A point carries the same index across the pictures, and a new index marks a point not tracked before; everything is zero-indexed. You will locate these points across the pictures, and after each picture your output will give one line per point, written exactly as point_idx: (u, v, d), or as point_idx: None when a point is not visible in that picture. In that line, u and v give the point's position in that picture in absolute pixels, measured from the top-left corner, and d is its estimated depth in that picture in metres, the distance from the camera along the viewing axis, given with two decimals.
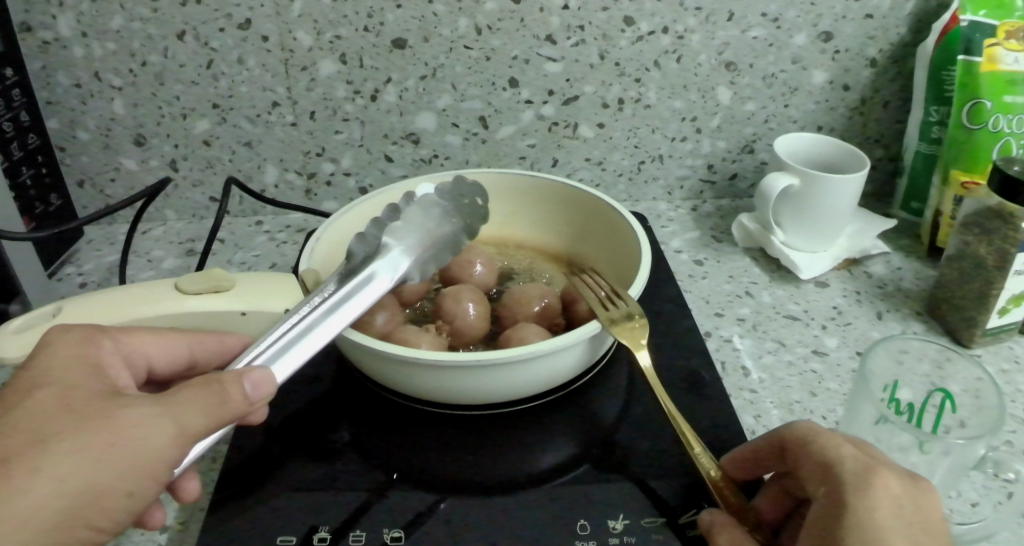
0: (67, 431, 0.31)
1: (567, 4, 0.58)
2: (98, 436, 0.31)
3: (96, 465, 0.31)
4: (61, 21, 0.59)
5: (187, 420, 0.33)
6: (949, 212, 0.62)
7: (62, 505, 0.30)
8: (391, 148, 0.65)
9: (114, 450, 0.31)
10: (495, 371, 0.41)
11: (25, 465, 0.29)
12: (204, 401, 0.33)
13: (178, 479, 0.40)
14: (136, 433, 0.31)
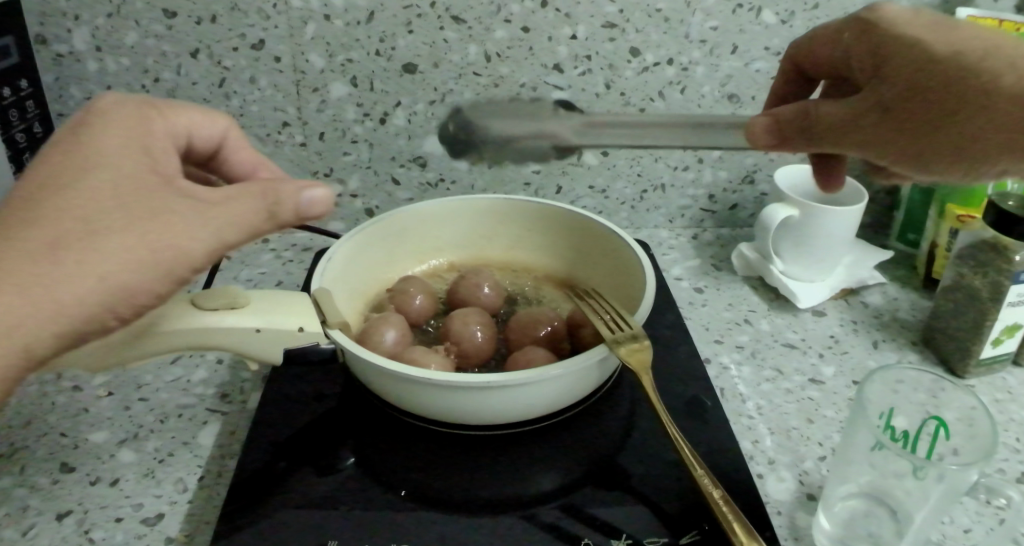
0: (57, 167, 0.33)
1: (575, 33, 0.60)
2: (63, 172, 0.33)
3: (103, 249, 0.31)
4: (76, 35, 0.60)
5: (218, 216, 0.34)
6: (944, 244, 0.63)
7: (117, 207, 0.32)
8: (397, 171, 0.66)
9: (162, 216, 0.33)
10: (497, 391, 0.43)
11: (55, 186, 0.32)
12: (120, 138, 0.35)
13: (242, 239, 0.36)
14: (196, 205, 0.34)
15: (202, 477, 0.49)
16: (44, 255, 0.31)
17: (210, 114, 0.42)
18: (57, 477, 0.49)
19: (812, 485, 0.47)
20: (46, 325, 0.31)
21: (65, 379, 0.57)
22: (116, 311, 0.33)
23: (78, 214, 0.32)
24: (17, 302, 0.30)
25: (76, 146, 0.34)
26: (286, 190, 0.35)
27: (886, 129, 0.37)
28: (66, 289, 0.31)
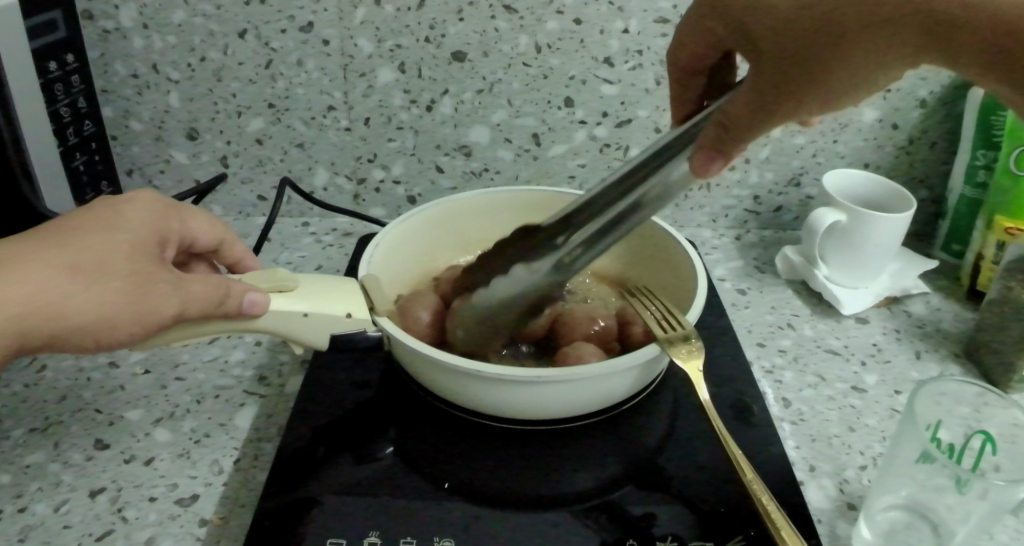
0: (87, 223, 0.40)
1: (626, 27, 0.59)
2: (96, 233, 0.39)
3: (96, 293, 0.36)
4: (124, 12, 0.60)
5: (183, 286, 0.39)
6: (991, 256, 0.62)
7: (127, 266, 0.38)
8: (442, 159, 0.66)
9: (162, 282, 0.38)
10: (542, 386, 0.42)
11: (89, 239, 0.38)
12: (147, 222, 0.42)
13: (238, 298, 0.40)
14: (185, 279, 0.39)
15: (238, 459, 0.48)
16: (65, 274, 0.36)
17: (213, 225, 0.49)
18: (92, 453, 0.49)
19: (853, 495, 0.46)
20: (24, 324, 0.35)
21: (102, 355, 0.57)
22: (34, 338, 0.36)
23: (98, 257, 0.38)
24: (17, 301, 0.35)
25: (113, 211, 0.41)
26: (236, 289, 0.40)
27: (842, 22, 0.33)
28: (60, 303, 0.36)
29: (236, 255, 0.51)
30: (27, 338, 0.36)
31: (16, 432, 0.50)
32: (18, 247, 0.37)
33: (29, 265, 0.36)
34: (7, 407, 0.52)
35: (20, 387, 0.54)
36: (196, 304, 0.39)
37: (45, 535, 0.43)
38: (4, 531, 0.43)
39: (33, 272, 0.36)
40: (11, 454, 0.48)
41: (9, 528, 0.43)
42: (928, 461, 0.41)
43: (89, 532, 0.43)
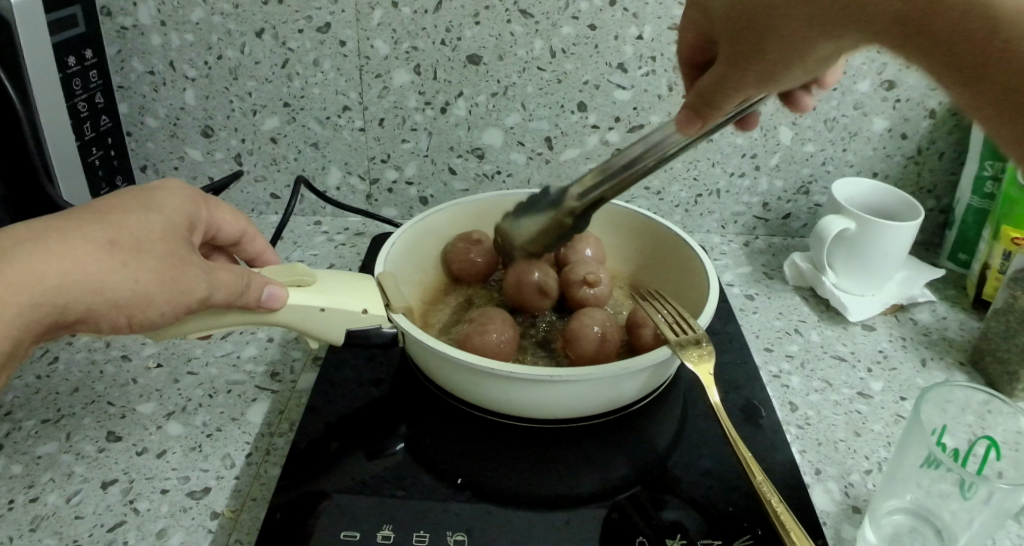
0: (118, 202, 0.40)
1: (641, 34, 0.59)
2: (132, 212, 0.40)
3: (132, 269, 0.37)
4: (142, 9, 0.60)
5: (213, 269, 0.40)
6: (998, 266, 0.62)
7: (161, 246, 0.39)
8: (455, 162, 0.67)
9: (192, 266, 0.39)
10: (556, 385, 0.43)
11: (124, 216, 0.39)
12: (174, 206, 0.43)
13: (259, 287, 0.41)
14: (214, 265, 0.40)
15: (249, 453, 0.49)
16: (102, 249, 0.37)
17: (237, 216, 0.50)
18: (104, 445, 0.49)
19: (858, 498, 0.46)
20: (63, 296, 0.36)
21: (114, 348, 0.58)
22: (71, 310, 0.36)
23: (132, 236, 0.38)
24: (57, 272, 0.35)
25: (142, 193, 0.42)
26: (257, 281, 0.41)
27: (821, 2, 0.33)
28: (98, 278, 0.36)
29: (256, 247, 0.52)
30: (63, 310, 0.36)
31: (29, 422, 0.51)
32: (56, 221, 0.37)
33: (71, 238, 0.36)
34: (22, 397, 0.53)
35: (33, 378, 0.55)
36: (223, 287, 0.40)
37: (56, 526, 0.44)
38: (16, 520, 0.44)
39: (73, 246, 0.36)
40: (24, 444, 0.49)
41: (21, 518, 0.44)
42: (931, 466, 0.42)
43: (101, 523, 0.44)
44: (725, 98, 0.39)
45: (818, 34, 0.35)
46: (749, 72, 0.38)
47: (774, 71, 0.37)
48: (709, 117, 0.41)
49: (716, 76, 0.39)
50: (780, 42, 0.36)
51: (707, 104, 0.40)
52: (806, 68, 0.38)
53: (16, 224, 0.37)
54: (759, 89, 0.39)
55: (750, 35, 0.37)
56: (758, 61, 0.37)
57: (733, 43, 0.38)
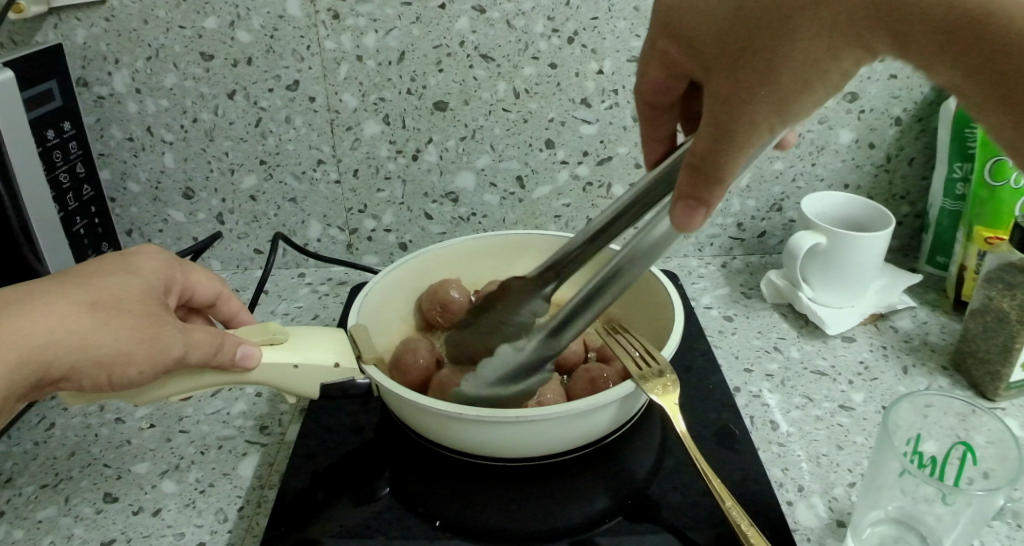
0: (98, 266, 0.42)
1: (601, 69, 0.61)
2: (111, 274, 0.41)
3: (112, 327, 0.38)
4: (116, 77, 0.62)
5: (191, 328, 0.40)
6: (974, 266, 0.63)
7: (141, 307, 0.40)
8: (430, 207, 0.68)
9: (169, 326, 0.40)
10: (528, 425, 0.44)
11: (104, 278, 0.40)
12: (154, 269, 0.44)
13: (235, 346, 0.42)
14: (189, 325, 0.41)
15: (242, 507, 0.50)
16: (83, 309, 0.38)
17: (213, 278, 0.51)
18: (102, 506, 0.50)
19: (842, 511, 0.47)
20: (45, 355, 0.36)
21: (108, 411, 0.59)
22: (54, 368, 0.37)
23: (112, 296, 0.39)
24: (39, 331, 0.36)
25: (123, 258, 0.43)
26: (231, 339, 0.42)
27: (855, 16, 0.32)
28: (79, 336, 0.37)
29: (232, 308, 0.53)
30: (47, 368, 0.37)
31: (27, 488, 0.52)
32: (39, 285, 0.38)
33: (52, 299, 0.37)
34: (19, 465, 0.54)
35: (30, 445, 0.56)
36: (199, 346, 0.40)
37: None
38: None
39: (55, 307, 0.37)
40: (23, 511, 0.50)
41: None
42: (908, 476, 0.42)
43: None
44: (733, 156, 0.34)
45: (843, 43, 0.32)
46: (759, 112, 0.34)
47: (787, 105, 0.33)
48: (710, 197, 0.36)
49: (717, 114, 0.34)
50: (795, 59, 0.33)
51: (709, 150, 0.35)
52: (824, 93, 0.34)
53: (3, 289, 0.38)
54: (773, 126, 0.34)
55: (752, 72, 0.34)
56: (769, 95, 0.33)
57: (732, 84, 0.34)
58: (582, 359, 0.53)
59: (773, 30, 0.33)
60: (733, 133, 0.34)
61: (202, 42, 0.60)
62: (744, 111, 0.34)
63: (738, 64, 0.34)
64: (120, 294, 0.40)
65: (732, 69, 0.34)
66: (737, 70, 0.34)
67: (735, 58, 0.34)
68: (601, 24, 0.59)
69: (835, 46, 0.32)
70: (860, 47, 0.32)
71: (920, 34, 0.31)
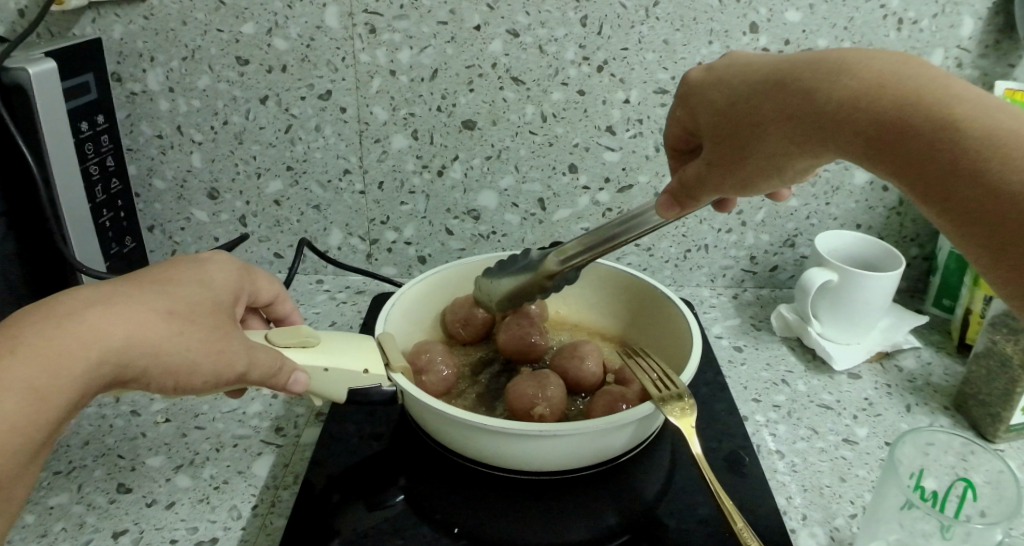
0: (173, 273, 0.42)
1: (627, 98, 0.62)
2: (185, 283, 0.42)
3: (187, 337, 0.38)
4: (151, 75, 0.63)
5: (256, 348, 0.41)
6: (979, 310, 0.64)
7: (213, 319, 0.41)
8: (452, 222, 0.69)
9: (236, 342, 0.40)
10: (547, 440, 0.45)
11: (181, 288, 0.41)
12: (224, 281, 0.45)
13: (292, 372, 0.43)
14: (255, 344, 0.41)
15: (255, 505, 0.51)
16: (162, 317, 0.38)
17: (271, 281, 0.51)
18: (115, 496, 0.51)
19: (843, 542, 0.48)
20: (123, 358, 0.37)
21: (124, 403, 0.60)
22: (128, 370, 0.37)
23: (188, 307, 0.40)
24: (121, 334, 0.36)
25: (197, 268, 0.44)
26: (289, 365, 0.43)
27: (812, 129, 0.37)
28: (157, 342, 0.37)
29: (283, 311, 0.53)
30: (122, 370, 0.37)
31: (42, 474, 0.53)
32: (120, 289, 0.39)
33: (133, 304, 0.38)
34: None
35: None
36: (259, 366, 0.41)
37: None
38: None
39: (137, 312, 0.38)
40: (37, 496, 0.51)
41: None
42: (911, 508, 0.43)
43: None
44: (705, 193, 0.42)
45: (798, 151, 0.38)
46: (727, 176, 0.41)
47: (749, 180, 0.40)
48: (687, 205, 0.43)
49: (698, 171, 0.42)
50: (760, 152, 0.39)
51: (687, 192, 0.43)
52: (783, 179, 0.41)
53: (87, 287, 0.38)
54: (737, 192, 0.42)
55: (732, 145, 0.40)
56: (738, 169, 0.40)
57: (716, 146, 0.41)
58: (601, 381, 0.55)
59: (752, 116, 0.39)
60: (707, 181, 0.41)
61: (238, 47, 0.62)
62: (719, 167, 0.41)
63: (723, 133, 0.41)
64: (193, 305, 0.40)
65: (718, 133, 0.41)
66: (722, 135, 0.41)
67: (722, 125, 0.41)
68: (630, 54, 0.61)
69: (795, 146, 0.38)
70: (814, 155, 0.38)
71: (861, 144, 0.36)
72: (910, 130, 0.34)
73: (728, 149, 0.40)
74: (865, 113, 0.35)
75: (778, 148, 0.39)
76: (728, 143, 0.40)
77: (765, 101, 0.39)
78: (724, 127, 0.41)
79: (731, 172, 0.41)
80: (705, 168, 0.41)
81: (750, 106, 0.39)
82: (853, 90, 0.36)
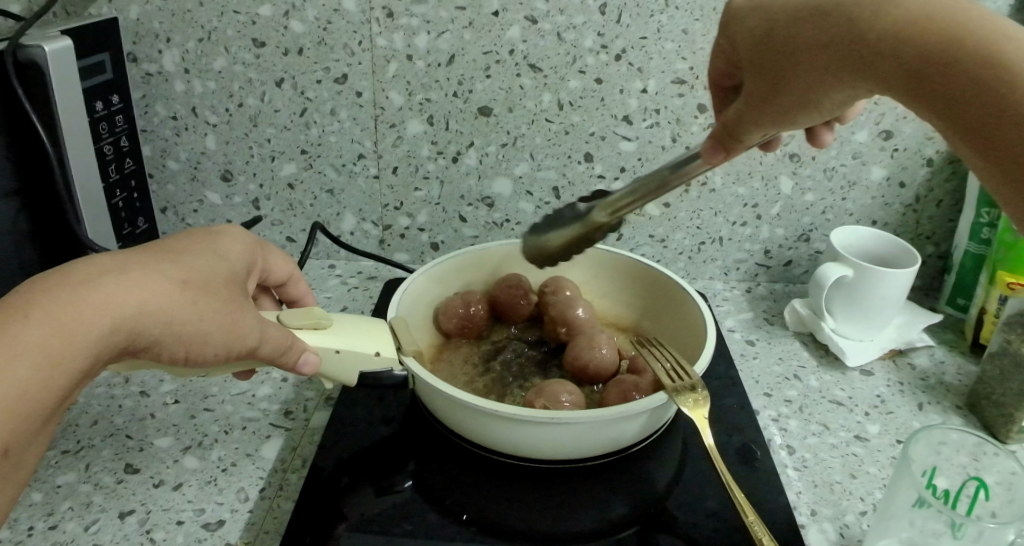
0: (188, 243, 0.42)
1: (645, 88, 0.62)
2: (200, 253, 0.42)
3: (201, 308, 0.39)
4: (167, 56, 0.63)
5: (266, 323, 0.42)
6: (994, 310, 0.64)
7: (226, 292, 0.41)
8: (465, 209, 0.69)
9: (249, 316, 0.41)
10: (558, 427, 0.45)
11: (196, 258, 0.41)
12: (236, 253, 0.45)
13: (301, 350, 0.43)
14: (266, 319, 0.42)
15: (263, 488, 0.51)
16: (176, 286, 0.38)
17: (286, 259, 0.51)
18: (123, 476, 0.51)
19: (853, 538, 0.47)
20: (136, 325, 0.37)
21: (134, 384, 0.60)
22: (140, 338, 0.37)
23: (202, 278, 0.40)
24: (136, 302, 0.36)
25: (208, 238, 0.44)
26: (299, 344, 0.43)
27: (841, 54, 0.35)
28: (171, 311, 0.38)
29: (295, 292, 0.53)
30: (135, 337, 0.37)
31: (50, 453, 0.53)
32: (136, 256, 0.39)
33: (149, 272, 0.38)
34: None
35: None
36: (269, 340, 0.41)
37: None
38: None
39: (152, 280, 0.38)
40: (45, 474, 0.51)
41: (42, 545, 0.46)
42: (923, 506, 0.43)
43: None
44: (749, 125, 0.40)
45: (835, 81, 0.37)
46: (766, 111, 0.39)
47: (789, 113, 0.39)
48: (733, 149, 0.42)
49: (738, 110, 0.40)
50: (796, 80, 0.37)
51: (732, 134, 0.41)
52: (827, 110, 0.39)
53: (102, 254, 0.38)
54: (778, 127, 0.40)
55: (772, 68, 0.38)
56: (776, 96, 0.38)
57: (756, 56, 0.39)
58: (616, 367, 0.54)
59: (791, 42, 0.37)
60: (746, 108, 0.40)
61: (255, 29, 0.61)
62: (757, 88, 0.39)
63: (763, 61, 0.39)
64: (207, 275, 0.40)
65: (762, 58, 0.39)
66: (761, 62, 0.39)
67: (758, 54, 0.39)
68: (649, 44, 0.60)
69: (833, 76, 0.36)
70: (851, 87, 0.36)
71: (900, 76, 0.34)
72: (961, 61, 0.32)
73: (767, 82, 0.39)
74: (913, 43, 0.33)
75: (830, 63, 0.36)
76: (767, 82, 0.39)
77: (805, 28, 0.36)
78: (768, 72, 0.38)
79: (776, 101, 0.39)
80: (741, 110, 0.40)
81: (788, 41, 0.37)
82: (910, 19, 0.33)
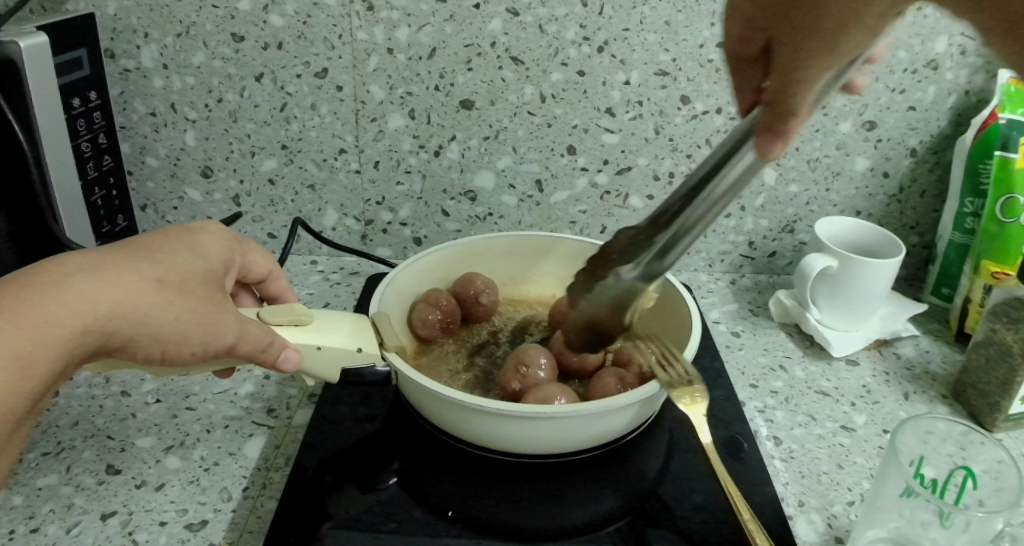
0: (164, 241, 0.42)
1: (628, 80, 0.62)
2: (176, 250, 0.41)
3: (177, 307, 0.38)
4: (144, 51, 0.62)
5: (246, 320, 0.41)
6: (979, 300, 0.63)
7: (203, 290, 0.40)
8: (448, 203, 0.68)
9: (227, 314, 0.40)
10: (543, 422, 0.45)
11: (171, 256, 0.40)
12: (214, 250, 0.44)
13: (282, 348, 0.43)
14: (245, 317, 0.41)
15: (246, 487, 0.50)
16: (151, 285, 0.38)
17: (266, 256, 0.50)
18: (104, 477, 0.50)
19: (840, 529, 0.47)
20: (109, 326, 0.36)
21: (114, 384, 0.59)
22: (115, 339, 0.36)
23: (178, 276, 0.39)
24: (108, 302, 0.36)
25: (186, 235, 0.43)
26: (279, 341, 0.43)
27: None
28: (144, 311, 0.37)
29: (277, 289, 0.52)
30: (109, 338, 0.36)
31: (29, 455, 0.52)
32: (109, 255, 0.38)
33: (122, 272, 0.37)
34: None
35: None
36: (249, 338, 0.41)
37: None
38: None
39: (126, 280, 0.37)
40: (24, 477, 0.50)
41: None
42: (911, 496, 0.43)
43: None
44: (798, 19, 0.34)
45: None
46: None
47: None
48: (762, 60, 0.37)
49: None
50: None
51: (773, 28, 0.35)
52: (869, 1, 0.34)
53: (74, 253, 0.37)
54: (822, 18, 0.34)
55: None
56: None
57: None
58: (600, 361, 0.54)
59: None
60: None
61: (233, 23, 0.61)
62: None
63: None
64: (183, 274, 0.40)
65: None
66: None
67: None
68: (631, 35, 0.60)
69: None
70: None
71: None
72: None
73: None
74: None
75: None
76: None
77: None
78: None
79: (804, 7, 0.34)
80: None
81: None
82: None
